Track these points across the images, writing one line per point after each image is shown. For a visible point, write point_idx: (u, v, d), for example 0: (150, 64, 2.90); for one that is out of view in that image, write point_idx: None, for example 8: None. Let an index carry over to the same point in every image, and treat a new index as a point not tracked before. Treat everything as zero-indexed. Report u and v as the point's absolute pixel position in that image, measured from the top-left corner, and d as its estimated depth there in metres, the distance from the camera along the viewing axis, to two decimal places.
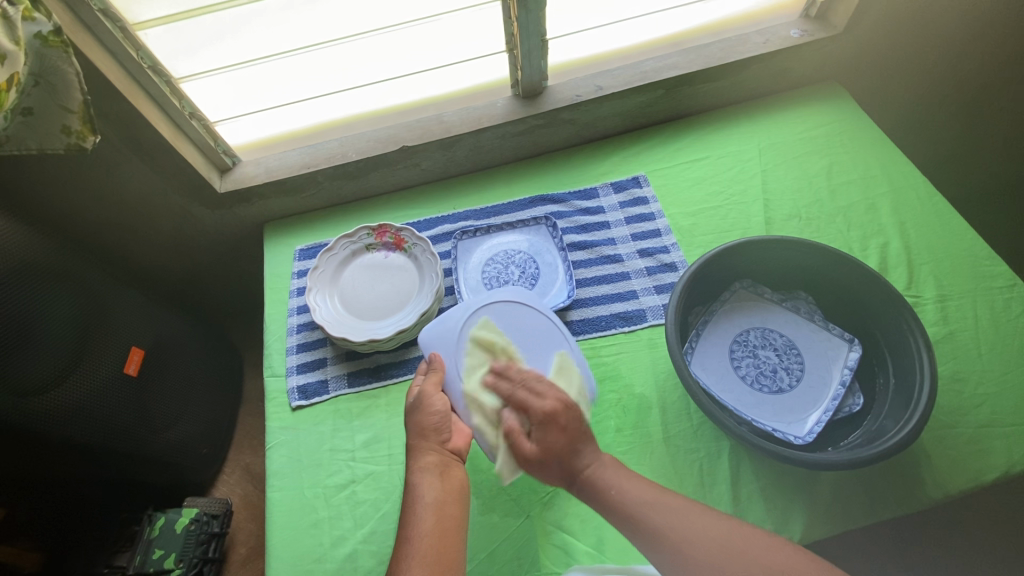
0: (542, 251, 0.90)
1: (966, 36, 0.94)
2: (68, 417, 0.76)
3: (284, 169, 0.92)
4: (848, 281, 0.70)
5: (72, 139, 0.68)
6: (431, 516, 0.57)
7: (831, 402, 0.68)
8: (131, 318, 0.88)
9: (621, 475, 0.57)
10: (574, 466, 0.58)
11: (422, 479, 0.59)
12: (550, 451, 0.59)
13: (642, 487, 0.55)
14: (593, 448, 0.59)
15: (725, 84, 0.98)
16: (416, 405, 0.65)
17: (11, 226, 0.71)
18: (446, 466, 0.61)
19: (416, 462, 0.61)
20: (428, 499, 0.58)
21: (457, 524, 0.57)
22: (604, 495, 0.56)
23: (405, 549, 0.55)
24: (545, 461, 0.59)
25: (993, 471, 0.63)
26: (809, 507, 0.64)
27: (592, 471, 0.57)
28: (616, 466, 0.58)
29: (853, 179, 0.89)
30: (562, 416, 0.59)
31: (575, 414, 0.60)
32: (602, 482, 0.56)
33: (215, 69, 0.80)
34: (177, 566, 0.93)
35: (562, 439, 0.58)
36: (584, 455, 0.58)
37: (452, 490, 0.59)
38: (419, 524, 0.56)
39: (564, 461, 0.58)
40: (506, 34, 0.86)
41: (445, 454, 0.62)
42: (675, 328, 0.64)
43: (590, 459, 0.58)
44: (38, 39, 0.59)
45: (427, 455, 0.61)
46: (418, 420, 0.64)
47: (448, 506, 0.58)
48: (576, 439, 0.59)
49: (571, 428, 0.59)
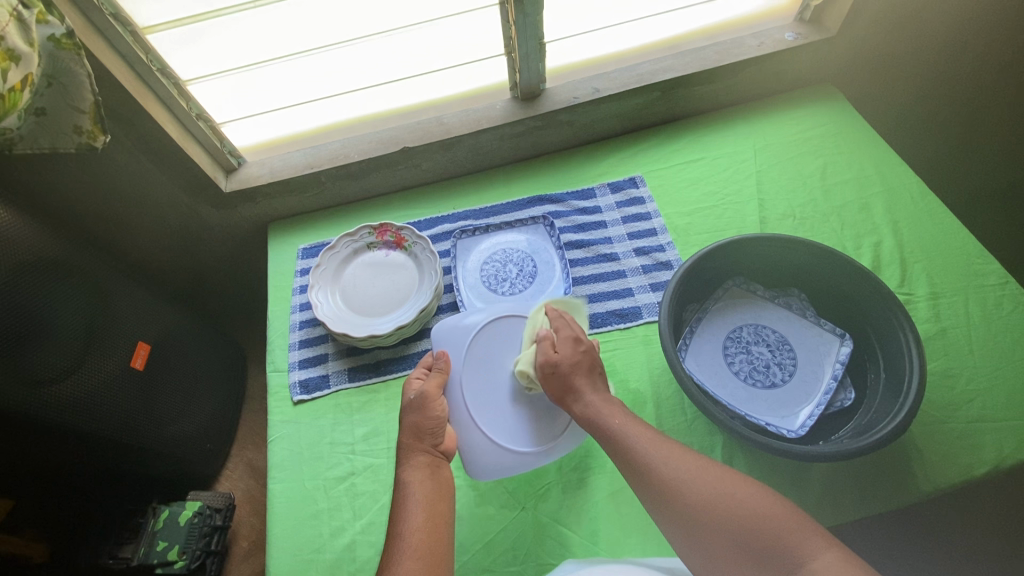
0: (540, 249, 0.91)
1: (959, 39, 0.95)
2: (79, 409, 0.79)
3: (289, 169, 0.95)
4: (840, 278, 0.71)
5: (84, 138, 0.70)
6: (420, 512, 0.58)
7: (823, 397, 0.69)
8: (139, 314, 0.91)
9: (619, 413, 0.59)
10: (580, 389, 0.62)
11: (413, 476, 0.61)
12: (567, 365, 0.63)
13: (640, 432, 0.57)
14: (603, 386, 0.63)
15: (721, 86, 0.99)
16: (415, 403, 0.66)
17: (24, 223, 0.74)
18: (436, 466, 0.63)
19: (408, 459, 0.62)
20: (417, 495, 0.59)
21: (444, 520, 0.59)
22: (605, 424, 0.59)
23: (394, 541, 0.56)
24: (558, 376, 0.63)
25: (984, 464, 0.64)
26: (800, 500, 0.65)
27: (593, 398, 0.61)
28: (620, 407, 0.60)
29: (847, 178, 0.91)
30: (585, 345, 0.65)
31: (595, 353, 0.66)
32: (600, 409, 0.60)
33: (221, 71, 0.83)
34: (180, 557, 0.94)
35: (582, 359, 0.63)
36: (592, 382, 0.63)
37: (439, 490, 0.61)
38: (408, 519, 0.58)
39: (574, 381, 0.62)
40: (504, 38, 0.88)
41: (436, 456, 0.64)
42: (668, 323, 0.65)
43: (592, 390, 0.62)
44: (51, 41, 0.62)
45: (418, 455, 0.63)
46: (416, 419, 0.65)
47: (436, 503, 0.60)
48: (590, 370, 0.64)
49: (591, 360, 0.64)
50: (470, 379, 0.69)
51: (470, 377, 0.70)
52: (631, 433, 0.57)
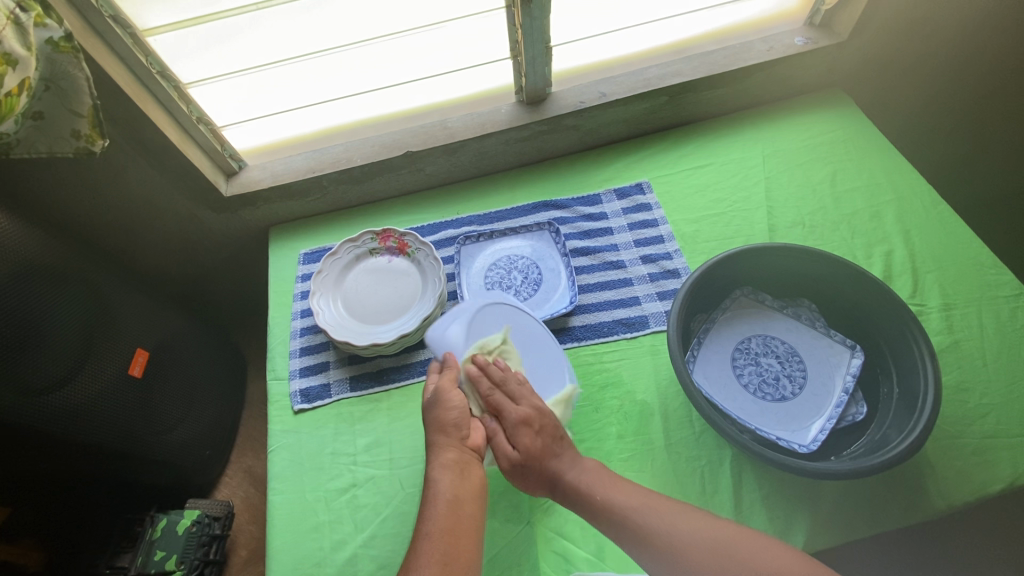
0: (545, 256, 0.90)
1: (971, 44, 0.94)
2: (75, 417, 0.77)
3: (290, 173, 0.93)
4: (851, 290, 0.70)
5: (81, 143, 0.69)
6: (443, 513, 0.56)
7: (835, 410, 0.68)
8: (136, 320, 0.89)
9: (605, 479, 0.59)
10: (554, 471, 0.60)
11: (443, 474, 0.59)
12: (532, 456, 0.61)
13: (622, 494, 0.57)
14: (571, 453, 0.62)
15: (730, 91, 0.98)
16: (432, 404, 0.63)
17: (19, 228, 0.72)
18: (466, 463, 0.60)
19: (438, 457, 0.60)
20: (444, 494, 0.57)
21: (471, 521, 0.57)
22: (589, 501, 0.58)
23: (415, 545, 0.54)
24: (528, 469, 0.61)
25: (998, 482, 0.62)
26: (811, 517, 0.63)
27: (573, 475, 0.60)
28: (598, 469, 0.61)
29: (857, 186, 0.89)
30: (523, 430, 0.62)
31: (550, 421, 0.63)
32: (581, 484, 0.59)
33: (221, 74, 0.81)
34: (178, 567, 0.93)
35: (541, 442, 0.61)
36: (562, 460, 0.61)
37: (467, 488, 0.58)
38: (432, 519, 0.56)
39: (540, 469, 0.61)
40: (510, 42, 0.86)
41: (466, 452, 0.61)
42: (677, 335, 0.63)
43: (569, 464, 0.61)
44: (49, 45, 0.60)
45: (447, 452, 0.60)
46: (437, 416, 0.62)
47: (466, 505, 0.57)
48: (551, 445, 0.62)
49: (547, 432, 0.62)
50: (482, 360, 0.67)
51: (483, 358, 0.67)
52: (613, 496, 0.57)
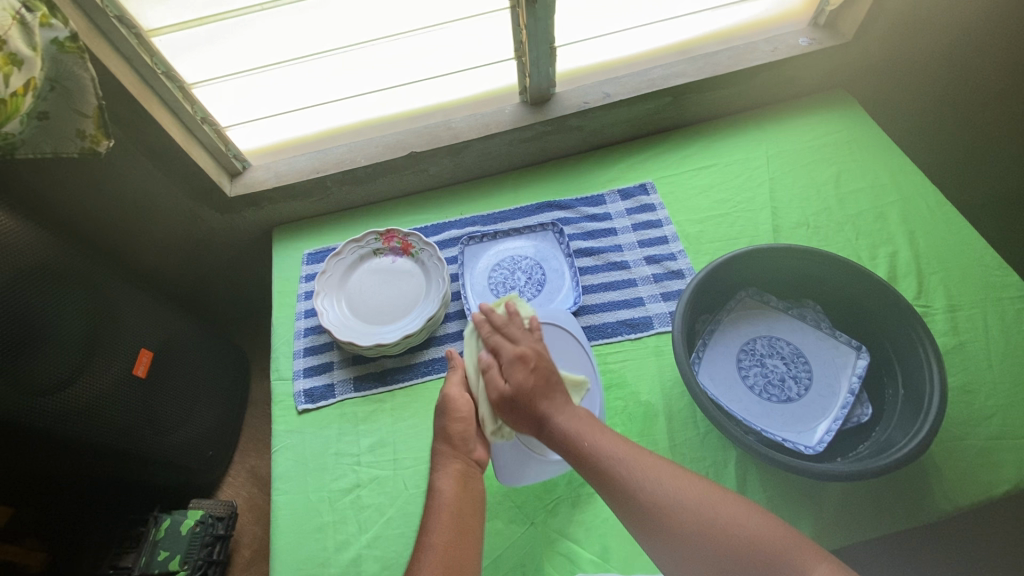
0: (549, 257, 0.90)
1: (976, 45, 0.94)
2: (79, 418, 0.77)
3: (294, 174, 0.93)
4: (857, 290, 0.69)
5: (86, 143, 0.69)
6: (445, 524, 0.56)
7: (840, 411, 0.68)
8: (140, 320, 0.89)
9: (595, 428, 0.58)
10: (541, 411, 0.59)
11: (446, 485, 0.59)
12: (520, 391, 0.60)
13: (618, 446, 0.56)
14: (564, 399, 0.60)
15: (734, 92, 0.98)
16: (441, 410, 0.64)
17: (24, 228, 0.72)
18: (469, 476, 0.61)
19: (442, 465, 0.61)
20: (447, 505, 0.57)
21: (473, 536, 0.56)
22: (574, 445, 0.56)
23: (416, 552, 0.55)
24: (515, 405, 0.61)
25: (1004, 483, 0.62)
26: (816, 519, 0.63)
27: (561, 421, 0.58)
28: (588, 419, 0.59)
29: (861, 187, 0.89)
30: (516, 366, 0.62)
31: (548, 363, 0.62)
32: (569, 430, 0.57)
33: (226, 75, 0.82)
34: (182, 567, 0.93)
35: (532, 379, 0.60)
36: (553, 400, 0.60)
37: (469, 505, 0.58)
38: (434, 528, 0.56)
39: (526, 406, 0.60)
40: (515, 42, 0.86)
41: (470, 464, 0.62)
42: (683, 336, 0.63)
43: (562, 408, 0.60)
44: (54, 45, 0.60)
45: (452, 462, 0.61)
46: (444, 425, 0.63)
47: (466, 517, 0.57)
48: (544, 384, 0.61)
49: (541, 372, 0.61)
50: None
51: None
52: (606, 446, 0.55)
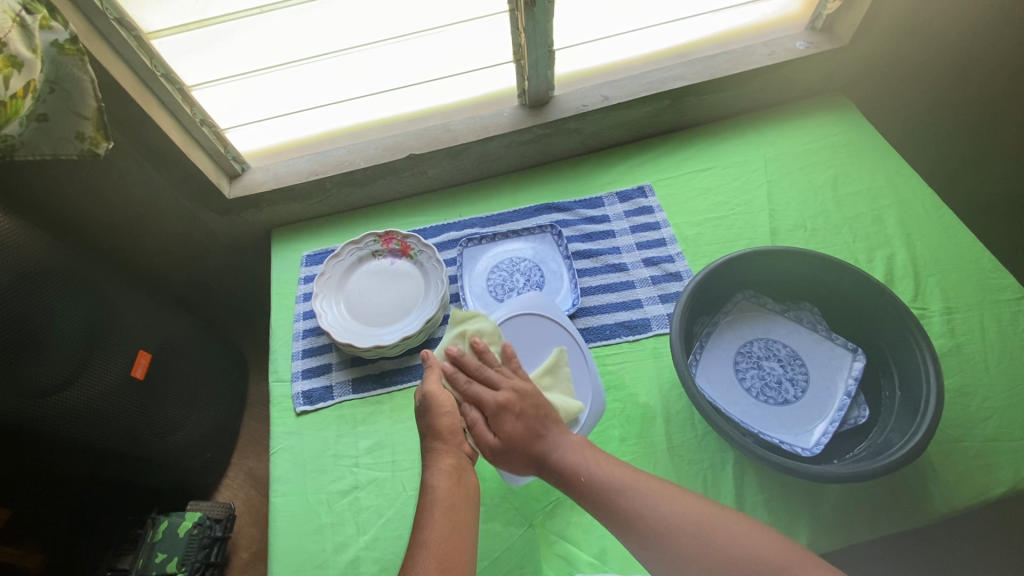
0: (547, 259, 0.90)
1: (972, 49, 0.94)
2: (77, 420, 0.77)
3: (293, 176, 0.93)
4: (855, 293, 0.70)
5: (86, 145, 0.69)
6: (441, 518, 0.55)
7: (837, 413, 0.68)
8: (139, 322, 0.89)
9: (593, 457, 0.58)
10: (539, 451, 0.59)
11: (440, 480, 0.58)
12: (512, 441, 0.60)
13: (609, 471, 0.56)
14: (559, 432, 0.61)
15: (732, 95, 0.98)
16: (425, 409, 0.63)
17: (25, 231, 0.73)
18: (463, 470, 0.60)
19: (436, 461, 0.60)
20: (442, 500, 0.56)
21: (469, 528, 0.55)
22: (574, 480, 0.57)
23: (414, 548, 0.53)
24: (509, 452, 0.60)
25: (1001, 485, 0.62)
26: (814, 521, 0.63)
27: (559, 455, 0.59)
28: (586, 448, 0.59)
29: (859, 190, 0.89)
30: (499, 417, 0.61)
31: (530, 403, 0.61)
32: (567, 463, 0.58)
33: (222, 78, 0.82)
34: (179, 569, 0.92)
35: (522, 426, 0.60)
36: (547, 439, 0.60)
37: (465, 499, 0.57)
38: (431, 523, 0.55)
39: (521, 451, 0.60)
40: (513, 45, 0.87)
41: (462, 458, 0.61)
42: (680, 338, 0.63)
43: (557, 441, 0.60)
44: (54, 47, 0.61)
45: (444, 457, 0.60)
46: (433, 422, 0.62)
47: (461, 511, 0.56)
48: (535, 425, 0.60)
49: (530, 415, 0.61)
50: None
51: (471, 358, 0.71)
52: (601, 476, 0.56)
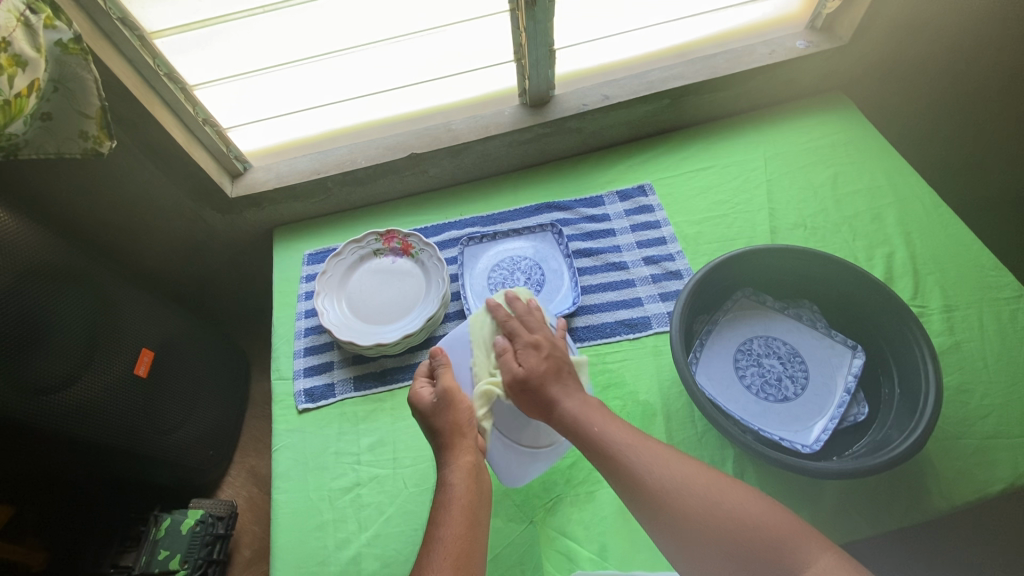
0: (548, 257, 0.90)
1: (971, 48, 0.95)
2: (80, 417, 0.78)
3: (295, 175, 0.94)
4: (855, 291, 0.70)
5: (89, 144, 0.69)
6: (459, 517, 0.55)
7: (837, 410, 0.68)
8: (141, 320, 0.90)
9: (605, 415, 0.58)
10: (552, 395, 0.60)
11: (458, 479, 0.58)
12: (532, 373, 0.62)
13: (612, 426, 0.57)
14: (576, 385, 0.61)
15: (732, 94, 0.98)
16: (444, 405, 0.62)
17: (30, 230, 0.73)
18: (479, 468, 0.60)
19: (455, 458, 0.59)
20: (461, 499, 0.57)
21: (484, 527, 0.57)
22: (585, 429, 0.57)
23: (431, 544, 0.54)
24: (524, 387, 0.62)
25: (999, 482, 0.63)
26: (814, 517, 0.63)
27: (570, 404, 0.59)
28: (601, 408, 0.59)
29: (858, 188, 0.90)
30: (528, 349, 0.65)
31: (560, 352, 0.64)
32: (570, 413, 0.59)
33: (223, 78, 0.82)
34: (182, 566, 0.93)
35: (546, 363, 0.62)
36: (561, 386, 0.61)
37: (481, 498, 0.58)
38: (449, 522, 0.55)
39: (534, 389, 0.61)
40: (514, 45, 0.87)
41: (478, 454, 0.61)
42: (680, 336, 0.64)
43: (569, 393, 0.60)
44: (58, 46, 0.61)
45: (464, 455, 0.59)
46: (454, 419, 0.61)
47: (477, 510, 0.57)
48: (557, 369, 0.62)
49: (556, 358, 0.63)
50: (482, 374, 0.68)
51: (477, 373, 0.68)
52: (603, 428, 0.56)
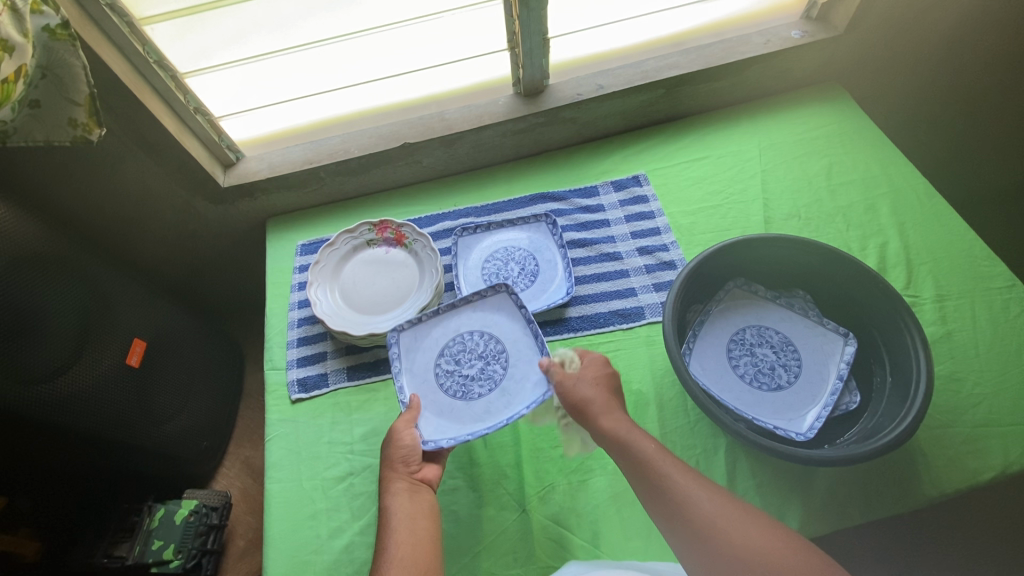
0: (542, 248, 0.89)
1: (965, 38, 0.94)
2: (70, 407, 0.77)
3: (287, 164, 0.93)
4: (845, 279, 0.70)
5: (79, 131, 0.68)
6: (402, 528, 0.58)
7: (830, 398, 0.69)
8: (132, 311, 0.89)
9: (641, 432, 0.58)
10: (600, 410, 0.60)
11: (396, 502, 0.60)
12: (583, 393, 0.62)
13: (651, 446, 0.56)
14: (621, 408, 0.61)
15: (727, 84, 0.98)
16: (387, 441, 0.65)
17: (18, 218, 0.73)
18: (417, 489, 0.62)
19: (389, 485, 0.62)
20: (400, 515, 0.59)
21: (430, 539, 0.59)
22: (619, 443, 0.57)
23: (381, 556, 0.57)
24: (581, 389, 0.63)
25: (989, 469, 0.63)
26: (805, 504, 0.64)
27: (611, 422, 0.59)
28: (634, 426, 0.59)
29: (853, 178, 0.90)
30: (596, 367, 0.65)
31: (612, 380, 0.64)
32: (612, 431, 0.58)
33: (221, 63, 0.81)
34: (175, 556, 0.95)
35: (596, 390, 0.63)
36: (604, 400, 0.61)
37: (423, 508, 0.60)
38: (393, 537, 0.58)
39: (585, 397, 0.62)
40: (507, 33, 0.86)
41: (415, 481, 0.63)
42: (673, 326, 0.64)
43: (613, 410, 0.61)
44: (46, 31, 0.61)
45: (398, 481, 0.62)
46: (389, 453, 0.64)
47: (420, 521, 0.59)
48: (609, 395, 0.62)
49: (607, 384, 0.63)
50: (410, 359, 0.72)
51: (416, 364, 0.71)
52: (643, 445, 0.56)
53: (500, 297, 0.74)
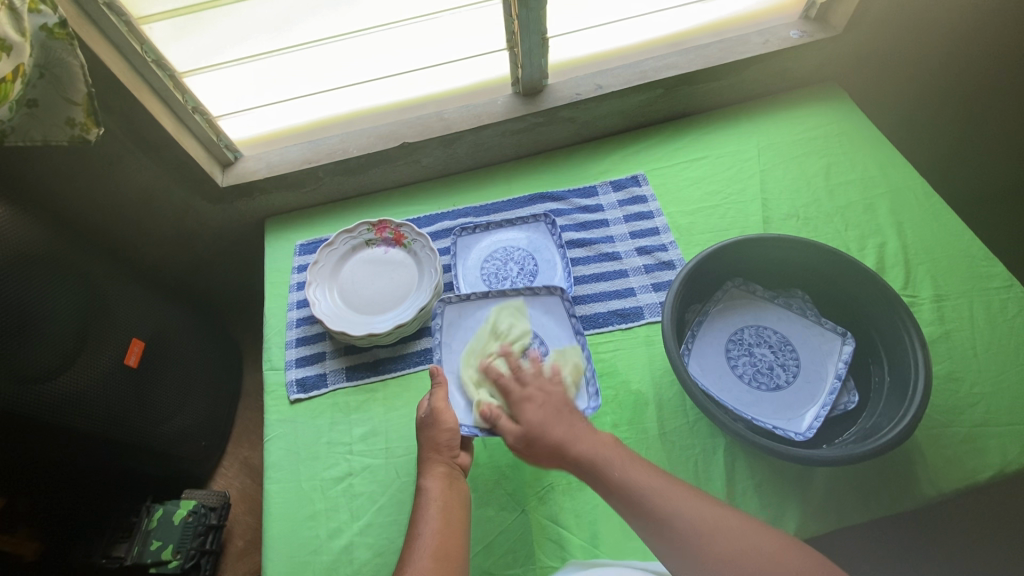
0: (542, 247, 0.89)
1: (963, 38, 0.95)
2: (69, 407, 0.77)
3: (286, 164, 0.93)
4: (844, 279, 0.70)
5: (76, 131, 0.68)
6: (437, 513, 0.59)
7: (828, 398, 0.69)
8: (130, 311, 0.89)
9: (607, 449, 0.58)
10: (558, 445, 0.59)
11: (433, 485, 0.61)
12: (532, 429, 0.61)
13: (619, 462, 0.57)
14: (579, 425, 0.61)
15: (725, 84, 0.98)
16: (428, 420, 0.65)
17: (15, 218, 0.72)
18: (454, 477, 0.63)
19: (429, 468, 0.63)
20: (438, 501, 0.60)
21: (462, 528, 0.59)
22: (591, 468, 0.57)
23: (414, 539, 0.57)
24: (530, 447, 0.61)
25: (987, 469, 0.63)
26: (804, 504, 0.64)
27: (581, 448, 0.58)
28: (606, 446, 0.59)
29: (851, 179, 0.90)
30: (540, 396, 0.64)
31: (544, 402, 0.63)
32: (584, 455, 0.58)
33: (220, 63, 0.81)
34: (175, 556, 0.95)
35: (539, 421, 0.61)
36: (569, 427, 0.60)
37: (459, 496, 0.61)
38: (428, 520, 0.58)
39: (553, 433, 0.60)
40: (506, 33, 0.86)
41: (455, 468, 0.64)
42: (672, 326, 0.64)
43: (572, 431, 0.60)
44: (43, 31, 0.60)
45: (437, 466, 0.63)
46: (431, 435, 0.64)
47: (455, 509, 0.60)
48: (552, 419, 0.61)
49: (546, 406, 0.63)
50: (451, 333, 0.76)
51: (457, 340, 0.75)
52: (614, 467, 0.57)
53: (551, 299, 0.77)
